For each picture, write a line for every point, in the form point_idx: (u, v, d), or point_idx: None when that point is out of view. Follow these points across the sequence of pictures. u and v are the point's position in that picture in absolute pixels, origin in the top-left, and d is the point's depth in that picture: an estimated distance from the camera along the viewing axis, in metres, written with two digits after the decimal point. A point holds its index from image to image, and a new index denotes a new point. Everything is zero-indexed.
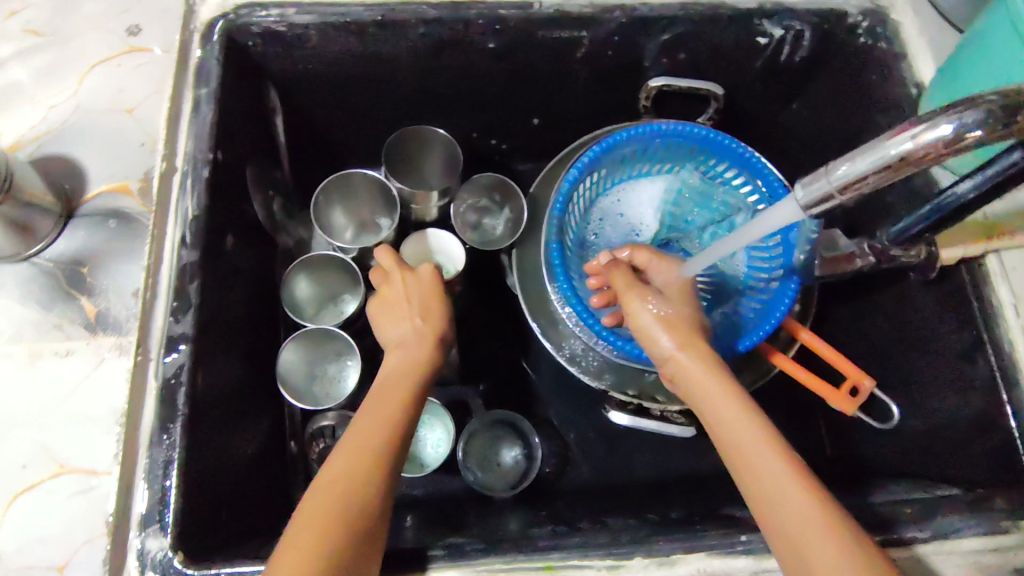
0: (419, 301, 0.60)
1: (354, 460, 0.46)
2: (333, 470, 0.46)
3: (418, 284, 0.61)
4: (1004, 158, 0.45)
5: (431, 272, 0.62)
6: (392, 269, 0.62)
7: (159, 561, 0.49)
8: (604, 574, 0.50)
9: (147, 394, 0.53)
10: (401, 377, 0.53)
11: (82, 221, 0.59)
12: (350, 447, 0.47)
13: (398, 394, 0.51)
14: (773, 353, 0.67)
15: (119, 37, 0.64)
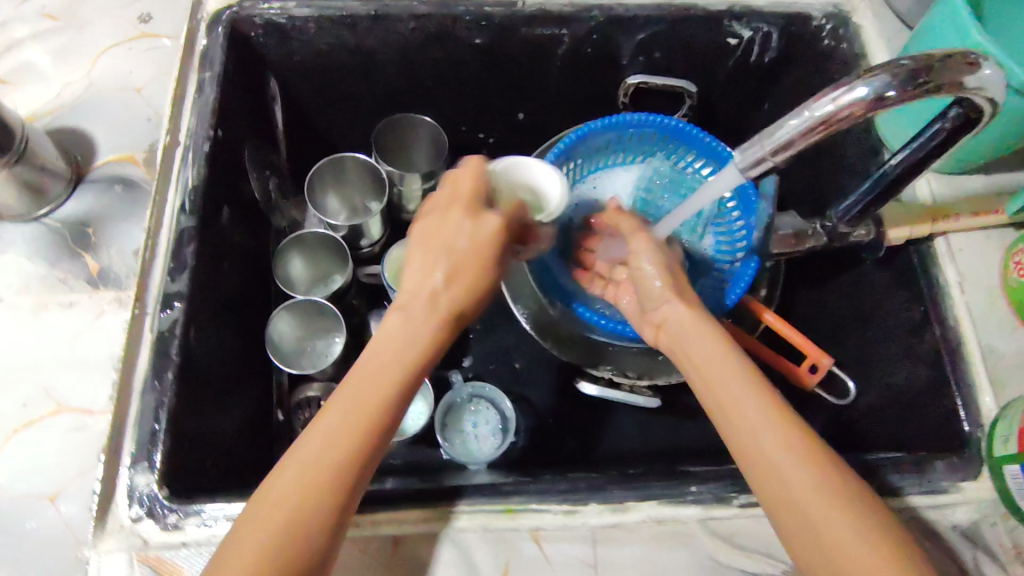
0: (467, 254, 0.51)
1: (351, 422, 0.44)
2: (331, 428, 0.44)
3: (472, 228, 0.52)
4: (925, 132, 0.48)
5: (499, 224, 0.53)
6: (461, 196, 0.54)
7: (146, 497, 0.53)
8: (560, 518, 0.54)
9: (144, 344, 0.57)
10: (406, 331, 0.48)
11: (91, 186, 0.64)
12: (345, 407, 0.45)
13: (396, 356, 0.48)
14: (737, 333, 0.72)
15: (131, 23, 0.69)
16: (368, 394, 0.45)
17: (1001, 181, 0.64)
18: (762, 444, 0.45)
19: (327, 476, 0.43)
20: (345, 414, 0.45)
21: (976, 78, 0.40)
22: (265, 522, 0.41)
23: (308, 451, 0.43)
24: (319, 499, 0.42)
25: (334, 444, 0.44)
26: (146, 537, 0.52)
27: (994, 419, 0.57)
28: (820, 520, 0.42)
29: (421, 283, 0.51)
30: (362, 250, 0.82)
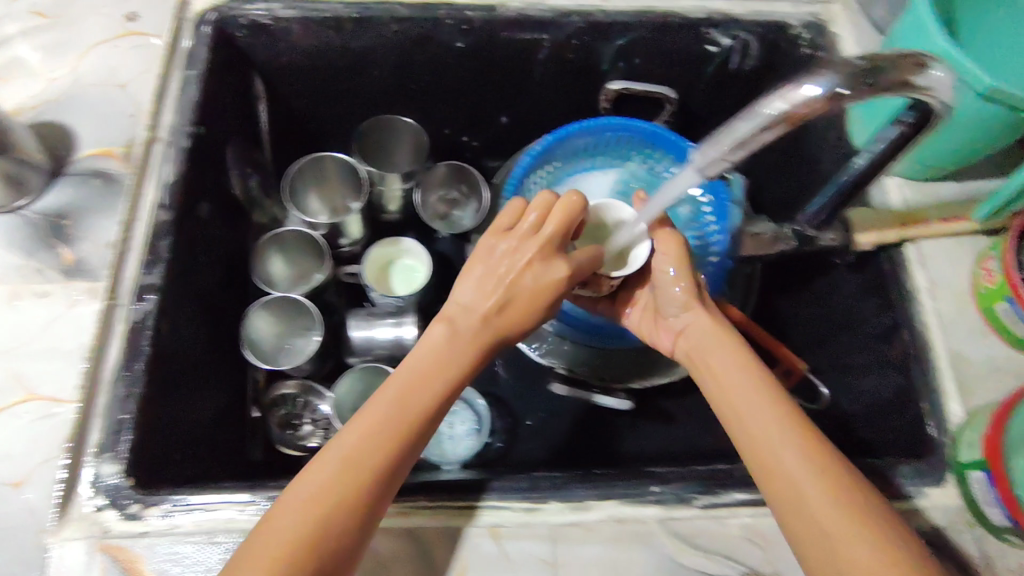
0: (526, 293, 0.53)
1: (388, 428, 0.47)
2: (368, 437, 0.46)
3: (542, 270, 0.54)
4: (887, 132, 0.50)
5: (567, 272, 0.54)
6: (544, 233, 0.54)
7: (110, 486, 0.53)
8: (520, 515, 0.54)
9: (115, 335, 0.58)
10: (444, 348, 0.51)
11: (70, 179, 0.65)
12: (383, 415, 0.47)
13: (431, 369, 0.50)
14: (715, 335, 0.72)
15: (117, 21, 0.70)
16: (405, 404, 0.48)
17: (973, 189, 0.65)
18: (772, 449, 0.47)
19: (362, 476, 0.45)
20: (381, 419, 0.47)
21: (926, 79, 0.41)
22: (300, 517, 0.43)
23: (344, 450, 0.45)
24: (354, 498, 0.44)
25: (370, 449, 0.45)
26: (108, 525, 0.52)
27: (961, 425, 0.57)
28: (831, 519, 0.43)
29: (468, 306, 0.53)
30: (342, 248, 0.85)
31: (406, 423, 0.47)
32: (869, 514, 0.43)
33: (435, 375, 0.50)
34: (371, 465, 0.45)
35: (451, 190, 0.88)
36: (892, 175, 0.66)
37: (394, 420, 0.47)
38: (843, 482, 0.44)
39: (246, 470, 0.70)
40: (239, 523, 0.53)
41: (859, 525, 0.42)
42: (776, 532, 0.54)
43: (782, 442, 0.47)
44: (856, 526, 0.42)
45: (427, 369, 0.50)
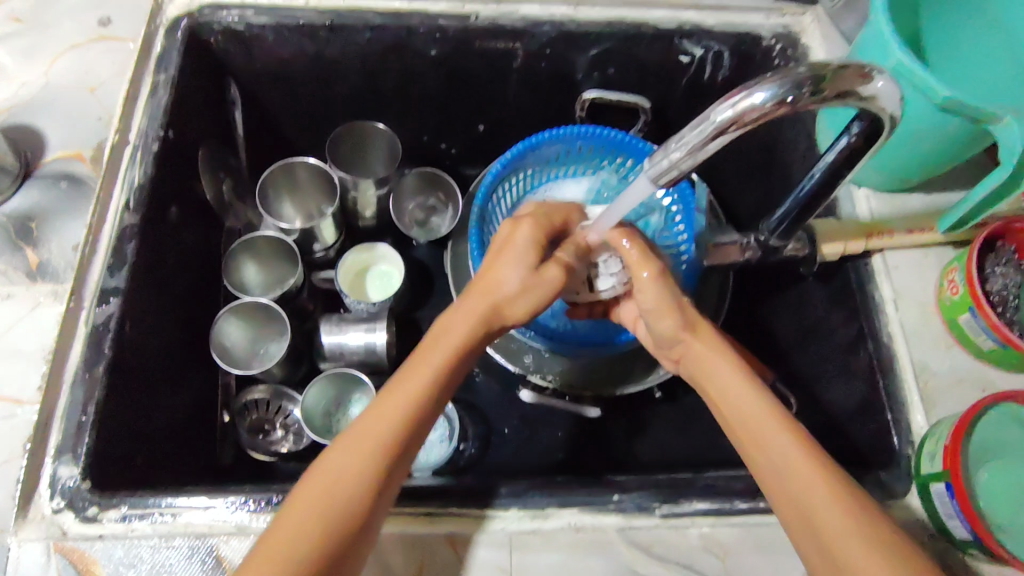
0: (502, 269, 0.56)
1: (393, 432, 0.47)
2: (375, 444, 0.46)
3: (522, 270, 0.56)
4: (837, 142, 0.49)
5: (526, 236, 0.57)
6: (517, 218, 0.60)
7: (68, 488, 0.53)
8: (478, 522, 0.54)
9: (77, 336, 0.58)
10: (444, 347, 0.53)
11: (38, 182, 0.65)
12: (388, 412, 0.48)
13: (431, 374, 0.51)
14: None
15: (91, 26, 0.71)
16: (407, 399, 0.49)
17: (938, 202, 0.65)
18: (758, 443, 0.48)
19: (364, 469, 0.46)
20: (383, 414, 0.48)
21: (870, 88, 0.42)
22: (304, 512, 0.44)
23: (349, 445, 0.47)
24: (357, 489, 0.45)
25: (374, 442, 0.47)
26: (64, 527, 0.52)
27: (924, 436, 0.57)
28: (816, 504, 0.44)
29: (465, 307, 0.55)
30: (315, 254, 0.84)
31: (408, 418, 0.48)
32: (853, 496, 0.44)
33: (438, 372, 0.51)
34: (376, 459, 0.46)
35: (429, 197, 0.91)
36: (861, 184, 0.67)
37: (396, 415, 0.48)
38: (829, 469, 0.45)
39: (212, 474, 0.70)
40: (194, 527, 0.52)
41: (846, 506, 0.43)
42: (734, 542, 0.54)
43: (764, 433, 0.48)
44: (842, 507, 0.43)
45: (428, 367, 0.51)
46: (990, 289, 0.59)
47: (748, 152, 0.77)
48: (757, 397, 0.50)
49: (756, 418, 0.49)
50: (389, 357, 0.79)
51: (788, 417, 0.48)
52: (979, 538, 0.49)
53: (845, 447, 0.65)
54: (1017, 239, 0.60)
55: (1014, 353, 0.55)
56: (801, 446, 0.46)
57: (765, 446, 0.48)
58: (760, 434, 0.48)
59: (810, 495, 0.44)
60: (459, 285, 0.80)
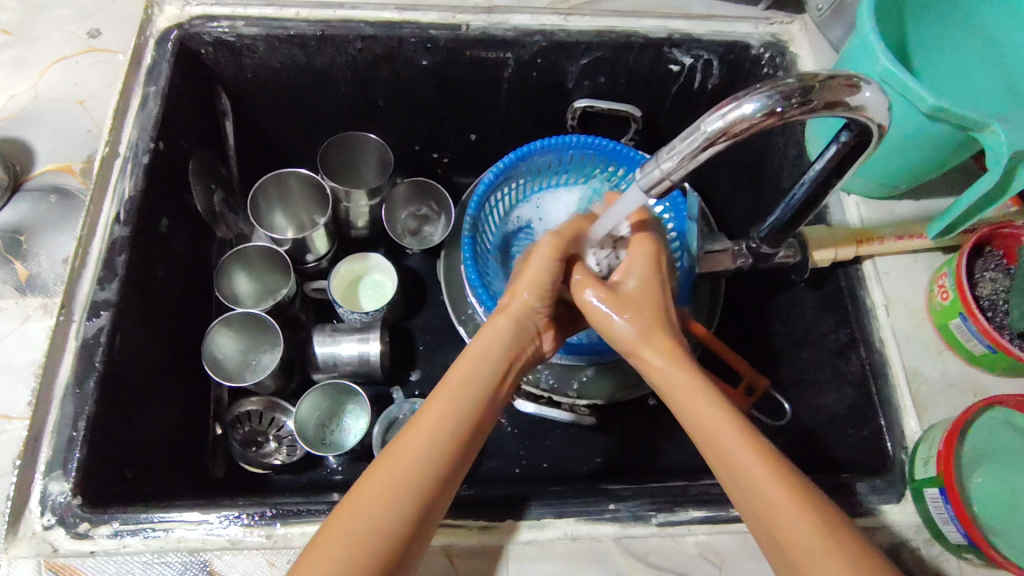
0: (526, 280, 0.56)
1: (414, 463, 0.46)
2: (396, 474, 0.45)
3: (535, 282, 0.56)
4: (826, 152, 0.50)
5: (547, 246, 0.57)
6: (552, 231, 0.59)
7: (58, 504, 0.52)
8: (475, 534, 0.53)
9: (67, 350, 0.57)
10: (470, 375, 0.51)
11: (27, 195, 0.65)
12: (415, 443, 0.47)
13: (461, 398, 0.50)
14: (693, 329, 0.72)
15: (80, 38, 0.71)
16: (433, 424, 0.48)
17: (928, 208, 0.66)
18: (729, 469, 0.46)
19: (383, 513, 0.44)
20: (405, 448, 0.46)
21: (858, 98, 0.43)
22: (324, 557, 0.42)
23: (368, 487, 0.45)
24: (372, 531, 0.43)
25: (393, 483, 0.45)
26: (55, 544, 0.51)
27: (917, 441, 0.57)
28: (793, 535, 0.42)
29: (490, 332, 0.54)
30: (307, 264, 0.84)
31: (426, 457, 0.46)
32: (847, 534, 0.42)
33: (461, 405, 0.49)
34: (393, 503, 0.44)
35: (422, 206, 0.90)
36: (850, 192, 0.67)
37: (415, 455, 0.46)
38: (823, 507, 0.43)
39: (204, 488, 0.69)
40: (187, 542, 0.52)
41: (833, 544, 0.41)
42: (730, 550, 0.54)
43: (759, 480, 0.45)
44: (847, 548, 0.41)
45: (452, 399, 0.49)
46: (980, 293, 0.60)
47: (739, 159, 0.77)
48: (723, 416, 0.48)
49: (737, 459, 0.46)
50: (383, 367, 0.79)
51: (766, 452, 0.46)
52: (974, 541, 0.50)
53: (840, 452, 0.65)
54: (1005, 243, 0.60)
55: (1004, 358, 0.56)
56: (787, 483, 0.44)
57: (732, 472, 0.46)
58: (731, 460, 0.46)
59: (799, 533, 0.42)
60: (453, 294, 0.80)
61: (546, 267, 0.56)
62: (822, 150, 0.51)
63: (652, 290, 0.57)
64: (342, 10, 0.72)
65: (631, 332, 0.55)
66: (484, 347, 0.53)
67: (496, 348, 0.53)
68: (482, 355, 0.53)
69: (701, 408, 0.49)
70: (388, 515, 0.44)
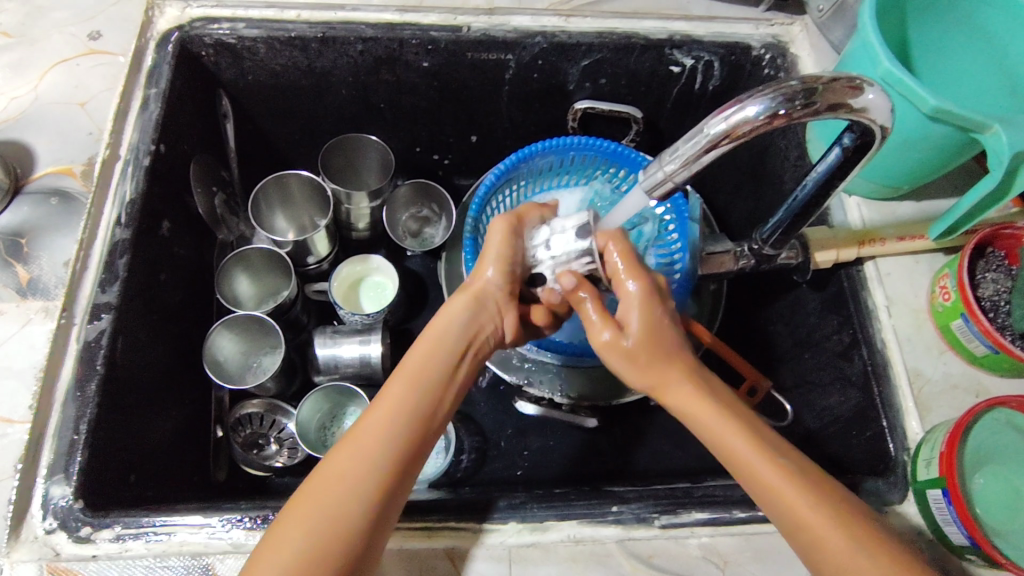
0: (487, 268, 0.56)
1: (382, 442, 0.46)
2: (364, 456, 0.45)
3: (500, 262, 0.56)
4: (828, 154, 0.50)
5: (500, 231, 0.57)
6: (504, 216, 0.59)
7: (60, 508, 0.52)
8: (478, 536, 0.53)
9: (68, 354, 0.57)
10: (428, 357, 0.51)
11: (28, 197, 0.65)
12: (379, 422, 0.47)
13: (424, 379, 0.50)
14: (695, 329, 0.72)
15: (80, 40, 0.70)
16: (398, 403, 0.48)
17: (929, 209, 0.66)
18: (752, 483, 0.47)
19: (351, 496, 0.44)
20: (370, 430, 0.46)
21: (860, 100, 0.43)
22: (289, 544, 0.42)
23: (332, 471, 0.45)
24: (340, 515, 0.43)
25: (359, 467, 0.45)
26: (57, 548, 0.51)
27: (919, 442, 0.57)
28: (817, 537, 0.44)
29: (449, 313, 0.54)
30: (308, 267, 0.84)
31: (390, 438, 0.46)
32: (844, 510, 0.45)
33: (421, 386, 0.49)
34: (363, 487, 0.44)
35: (423, 207, 0.90)
36: (852, 193, 0.67)
37: (379, 437, 0.46)
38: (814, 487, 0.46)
39: (205, 491, 0.69)
40: (190, 545, 0.52)
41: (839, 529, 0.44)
42: (734, 552, 0.53)
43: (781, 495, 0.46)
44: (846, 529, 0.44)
45: (412, 381, 0.49)
46: (982, 294, 0.60)
47: (740, 160, 0.77)
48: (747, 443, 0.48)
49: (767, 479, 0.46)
50: (384, 369, 0.79)
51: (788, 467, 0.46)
52: (976, 542, 0.50)
53: (842, 453, 0.65)
54: (1007, 244, 0.60)
55: (1006, 358, 0.56)
56: (784, 471, 0.46)
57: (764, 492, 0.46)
58: (752, 477, 0.47)
59: (798, 513, 0.45)
60: (454, 296, 0.80)
61: (507, 244, 0.57)
62: (824, 153, 0.51)
63: (655, 321, 0.52)
64: (343, 11, 0.72)
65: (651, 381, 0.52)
66: (444, 330, 0.53)
67: (455, 332, 0.53)
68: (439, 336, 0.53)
69: (724, 432, 0.49)
70: (357, 496, 0.44)
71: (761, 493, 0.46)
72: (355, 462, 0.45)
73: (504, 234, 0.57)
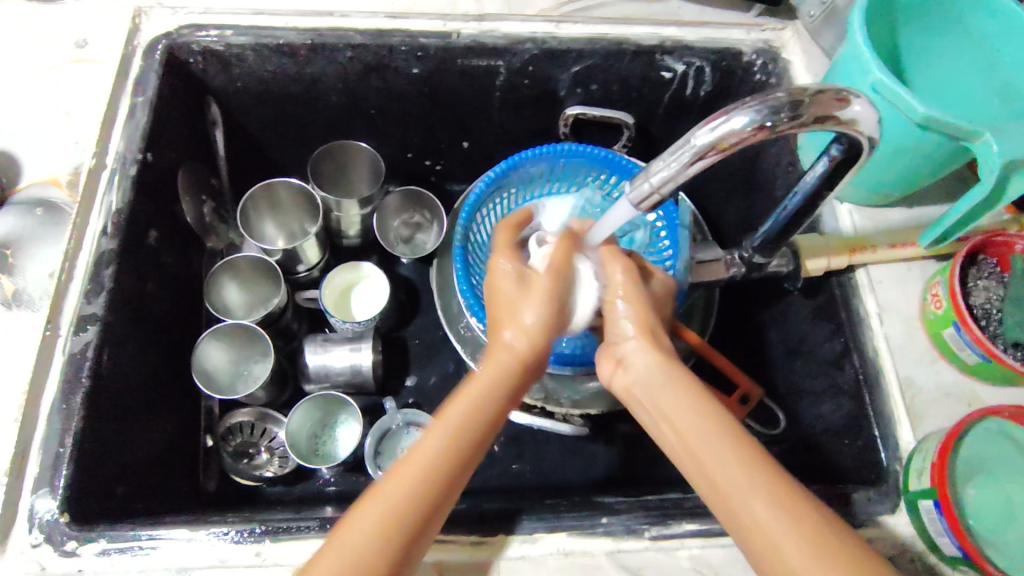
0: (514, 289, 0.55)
1: (413, 490, 0.43)
2: (385, 505, 0.42)
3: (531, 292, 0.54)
4: (814, 167, 0.50)
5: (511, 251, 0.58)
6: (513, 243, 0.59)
7: (46, 522, 0.52)
8: (466, 549, 0.53)
9: (54, 366, 0.57)
10: (474, 400, 0.48)
11: (13, 208, 0.64)
12: (415, 467, 0.44)
13: (462, 425, 0.47)
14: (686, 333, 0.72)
15: (68, 49, 0.70)
16: (440, 449, 0.45)
17: (920, 216, 0.66)
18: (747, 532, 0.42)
19: (383, 527, 0.42)
20: (402, 477, 0.44)
21: (848, 112, 0.42)
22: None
23: (367, 507, 0.42)
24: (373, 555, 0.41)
25: (394, 502, 0.43)
26: (42, 563, 0.50)
27: (912, 452, 0.57)
28: None
29: (496, 353, 0.52)
30: (299, 275, 0.84)
31: (430, 482, 0.44)
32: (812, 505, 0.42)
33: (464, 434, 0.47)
34: (394, 517, 0.42)
35: (415, 214, 0.90)
36: (843, 200, 0.67)
37: (421, 465, 0.44)
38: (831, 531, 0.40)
39: (195, 502, 0.68)
40: (175, 560, 0.51)
41: None
42: (724, 564, 0.53)
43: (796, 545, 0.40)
44: (769, 480, 0.43)
45: (459, 421, 0.47)
46: (974, 302, 0.59)
47: (732, 167, 0.77)
48: (758, 494, 0.42)
49: (777, 540, 0.41)
50: (375, 378, 0.78)
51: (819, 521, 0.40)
52: (968, 554, 0.49)
53: (836, 462, 0.64)
54: (998, 252, 0.60)
55: (997, 367, 0.55)
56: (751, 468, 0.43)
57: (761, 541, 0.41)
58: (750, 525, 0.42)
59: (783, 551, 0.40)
60: (446, 305, 0.80)
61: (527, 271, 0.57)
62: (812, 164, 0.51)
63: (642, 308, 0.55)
64: (333, 18, 0.71)
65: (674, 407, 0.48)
66: (490, 376, 0.50)
67: (506, 365, 0.51)
68: (483, 380, 0.50)
69: (717, 458, 0.44)
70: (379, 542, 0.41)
71: (753, 535, 0.42)
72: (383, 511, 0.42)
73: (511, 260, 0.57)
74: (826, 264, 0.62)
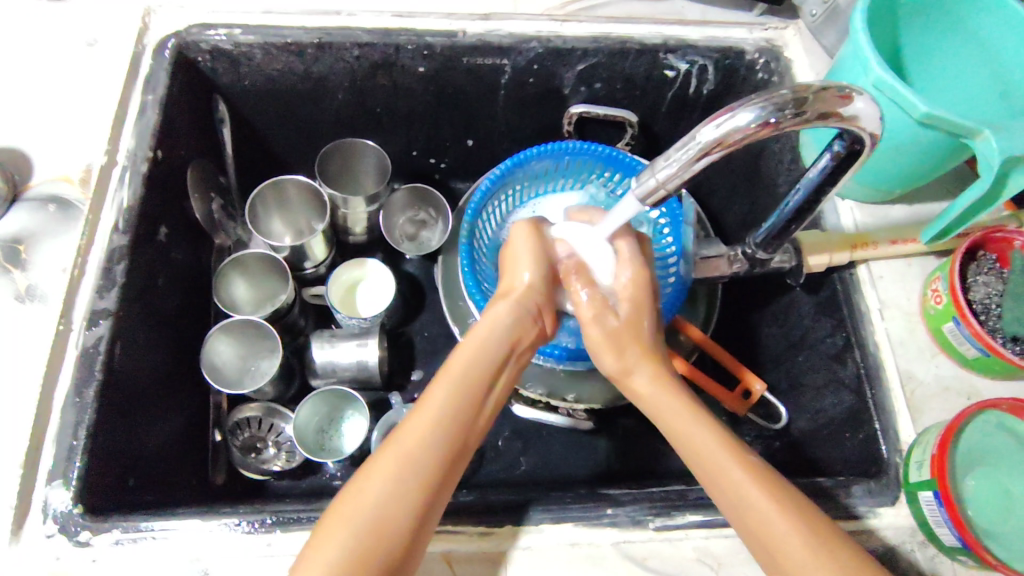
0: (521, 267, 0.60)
1: (420, 455, 0.47)
2: (397, 469, 0.46)
3: (534, 265, 0.60)
4: (819, 161, 0.50)
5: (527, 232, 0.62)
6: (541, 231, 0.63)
7: (60, 512, 0.52)
8: (474, 540, 0.54)
9: (67, 358, 0.58)
10: (473, 366, 0.52)
11: (26, 204, 0.65)
12: (421, 429, 0.48)
13: (466, 391, 0.51)
14: (687, 327, 0.73)
15: (79, 47, 0.71)
16: (443, 413, 0.49)
17: (920, 213, 0.67)
18: (749, 523, 0.47)
19: (395, 489, 0.46)
20: (409, 439, 0.48)
21: (850, 109, 0.43)
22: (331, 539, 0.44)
23: (380, 470, 0.46)
24: (385, 513, 0.45)
25: (404, 465, 0.47)
26: (56, 553, 0.51)
27: (912, 444, 0.57)
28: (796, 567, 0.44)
29: (495, 316, 0.56)
30: (306, 271, 0.85)
31: (435, 447, 0.48)
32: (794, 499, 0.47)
33: (465, 399, 0.51)
34: (404, 481, 0.46)
35: (420, 211, 0.91)
36: (845, 197, 0.68)
37: (427, 429, 0.48)
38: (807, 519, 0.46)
39: (204, 495, 0.69)
40: (188, 549, 0.52)
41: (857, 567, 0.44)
42: (727, 554, 0.54)
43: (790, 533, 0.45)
44: (767, 480, 0.48)
45: (461, 384, 0.51)
46: (973, 298, 0.60)
47: (735, 164, 0.78)
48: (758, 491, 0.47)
49: (773, 531, 0.46)
50: (381, 373, 0.79)
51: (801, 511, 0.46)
52: (967, 543, 0.50)
53: (838, 456, 0.65)
54: (997, 248, 0.61)
55: (995, 361, 0.56)
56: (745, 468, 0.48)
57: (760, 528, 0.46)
58: (753, 516, 0.47)
59: (776, 539, 0.45)
60: (452, 301, 0.81)
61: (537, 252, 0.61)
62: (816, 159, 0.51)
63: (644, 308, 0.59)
64: (340, 18, 0.72)
65: (676, 406, 0.53)
66: (486, 339, 0.54)
67: (502, 331, 0.55)
68: (481, 344, 0.54)
69: (714, 456, 0.49)
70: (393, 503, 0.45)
71: (750, 524, 0.47)
72: (395, 471, 0.46)
73: (528, 240, 0.61)
74: (829, 259, 0.63)
